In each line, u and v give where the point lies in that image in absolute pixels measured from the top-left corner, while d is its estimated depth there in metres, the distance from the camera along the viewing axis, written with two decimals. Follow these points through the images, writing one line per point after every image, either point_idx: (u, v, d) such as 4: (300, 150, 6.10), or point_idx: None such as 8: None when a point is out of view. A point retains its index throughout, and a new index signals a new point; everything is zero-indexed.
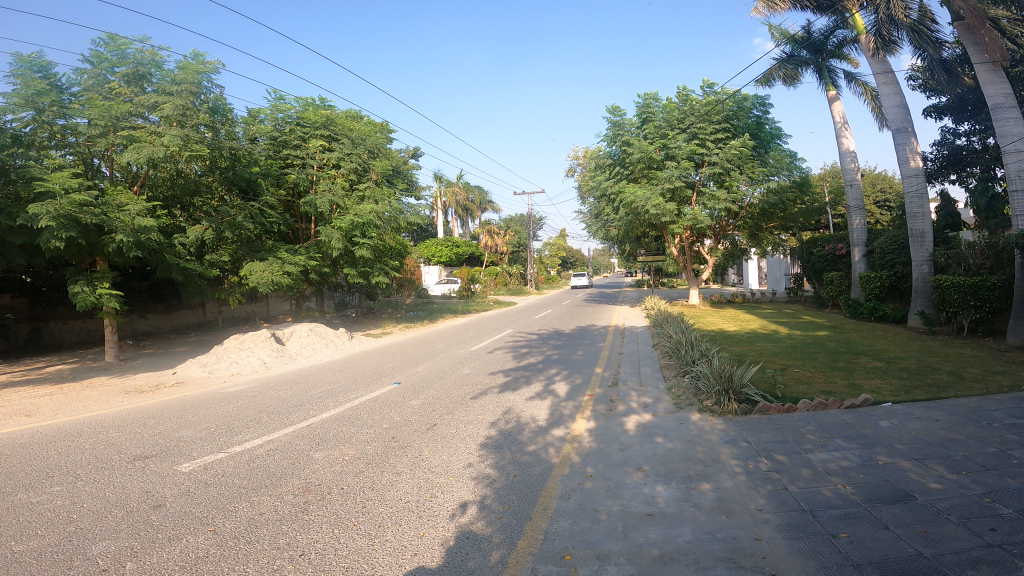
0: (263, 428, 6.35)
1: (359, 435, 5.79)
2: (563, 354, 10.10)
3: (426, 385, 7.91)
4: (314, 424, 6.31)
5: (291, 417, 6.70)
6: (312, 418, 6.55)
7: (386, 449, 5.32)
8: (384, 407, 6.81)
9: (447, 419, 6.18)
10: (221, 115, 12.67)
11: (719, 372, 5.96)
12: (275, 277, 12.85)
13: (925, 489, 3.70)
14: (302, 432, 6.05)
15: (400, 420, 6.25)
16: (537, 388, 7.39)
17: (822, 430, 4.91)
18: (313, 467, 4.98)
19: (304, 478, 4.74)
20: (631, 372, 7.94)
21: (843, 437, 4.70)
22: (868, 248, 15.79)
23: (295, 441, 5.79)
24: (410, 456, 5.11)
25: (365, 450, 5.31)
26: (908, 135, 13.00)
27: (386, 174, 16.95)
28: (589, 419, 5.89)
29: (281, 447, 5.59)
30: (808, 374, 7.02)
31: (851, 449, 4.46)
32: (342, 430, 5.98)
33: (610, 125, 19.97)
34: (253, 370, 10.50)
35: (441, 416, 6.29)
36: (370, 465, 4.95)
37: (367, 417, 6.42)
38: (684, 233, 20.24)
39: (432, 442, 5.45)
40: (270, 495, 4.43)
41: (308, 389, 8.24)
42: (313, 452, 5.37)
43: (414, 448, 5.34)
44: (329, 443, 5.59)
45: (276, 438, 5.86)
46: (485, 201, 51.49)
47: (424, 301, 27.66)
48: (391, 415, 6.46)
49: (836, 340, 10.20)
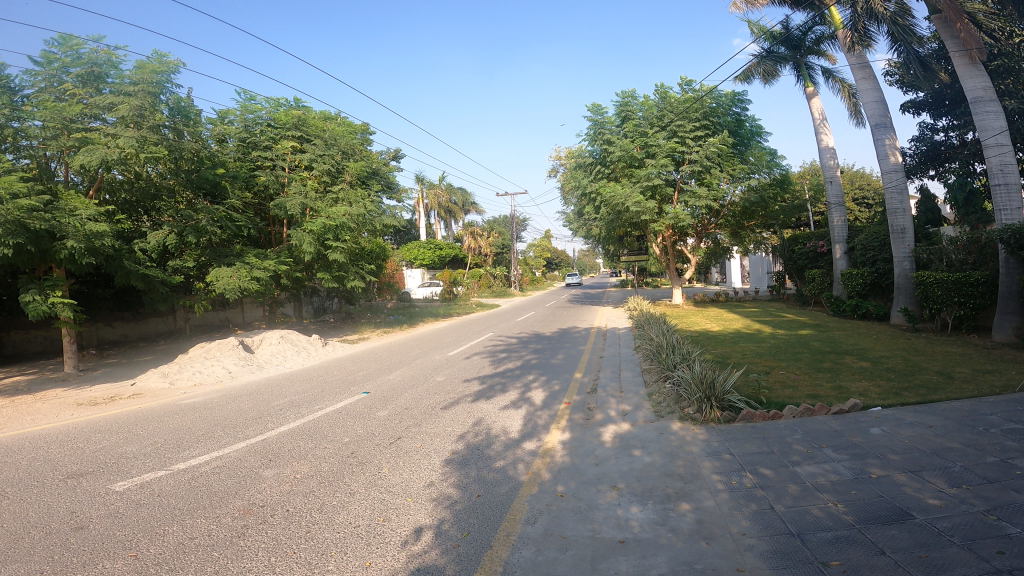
0: (214, 443, 5.89)
1: (316, 450, 5.35)
2: (542, 359, 9.72)
3: (395, 394, 7.49)
4: (269, 439, 5.86)
5: (247, 430, 6.25)
6: (269, 432, 6.10)
7: (344, 466, 4.91)
8: (348, 420, 6.37)
9: (413, 431, 5.78)
10: (183, 116, 12.08)
11: (702, 376, 5.62)
12: (242, 282, 12.23)
13: (923, 506, 3.39)
14: (255, 447, 5.60)
15: (362, 433, 5.82)
16: (511, 396, 7.01)
17: (809, 440, 4.61)
18: (259, 487, 4.55)
19: (247, 499, 4.32)
20: (611, 378, 7.59)
21: (832, 448, 4.40)
22: (850, 245, 15.70)
23: (246, 458, 5.34)
24: (367, 474, 4.71)
25: (319, 468, 4.89)
26: (887, 131, 12.91)
27: (362, 175, 16.47)
28: (564, 430, 5.53)
29: (229, 464, 5.16)
30: (794, 377, 6.76)
31: (841, 461, 4.16)
32: (297, 446, 5.54)
33: (590, 124, 19.75)
34: (216, 380, 9.95)
35: (407, 429, 5.89)
36: (322, 484, 4.53)
37: (329, 430, 6.00)
38: (666, 232, 20.07)
39: (393, 458, 5.05)
40: (207, 517, 4.01)
41: (271, 400, 7.77)
42: (262, 470, 4.94)
43: (373, 464, 4.94)
44: (282, 460, 5.16)
45: (225, 455, 5.41)
46: (469, 203, 51.05)
47: (407, 305, 27.14)
48: (354, 428, 6.04)
49: (821, 340, 9.96)
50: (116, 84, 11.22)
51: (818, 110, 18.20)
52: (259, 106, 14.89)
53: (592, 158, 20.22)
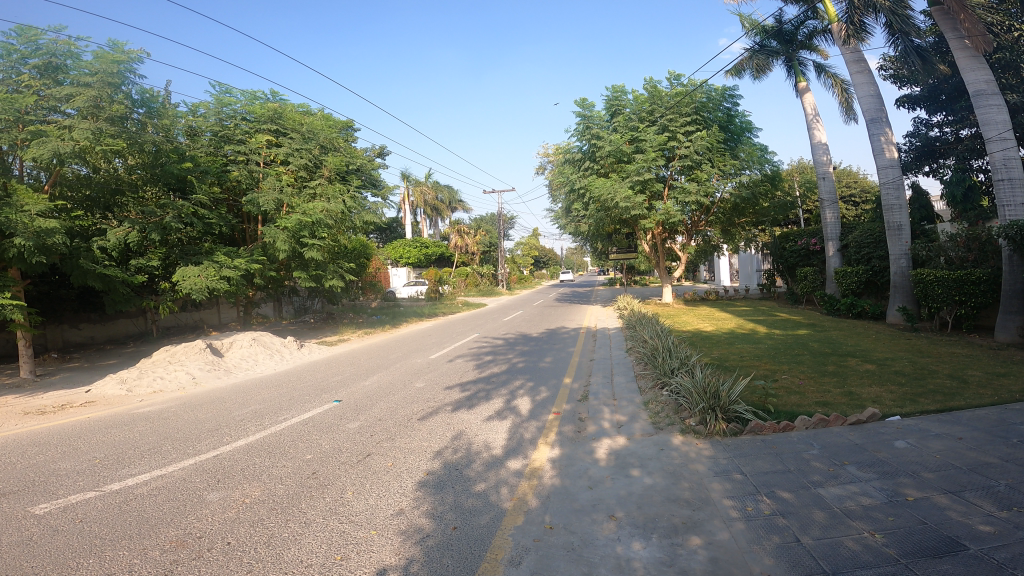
0: (159, 461, 5.28)
1: (272, 470, 4.76)
2: (529, 362, 9.17)
3: (369, 402, 6.88)
4: (222, 455, 5.26)
5: (199, 446, 5.65)
6: (223, 447, 5.50)
7: (301, 489, 4.32)
8: (313, 433, 5.76)
9: (385, 447, 5.20)
10: (149, 110, 11.45)
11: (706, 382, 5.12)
12: (210, 282, 11.50)
13: (975, 534, 3.00)
14: (204, 466, 5.02)
15: (328, 449, 5.22)
16: (495, 405, 6.45)
17: (829, 455, 4.16)
18: (199, 514, 4.00)
19: (182, 528, 3.77)
20: (603, 384, 7.06)
21: (857, 465, 3.96)
22: (843, 242, 15.37)
23: (192, 478, 4.77)
24: (328, 499, 4.13)
25: (273, 491, 4.31)
26: (883, 126, 12.59)
27: (341, 170, 15.76)
28: (554, 445, 4.99)
29: (171, 485, 4.61)
30: (800, 382, 6.30)
31: (869, 481, 3.73)
32: (252, 464, 4.95)
33: (578, 118, 19.24)
34: (178, 387, 9.23)
35: (379, 444, 5.31)
36: (274, 511, 3.97)
37: (291, 445, 5.40)
38: (655, 229, 19.66)
39: (360, 479, 4.47)
40: (132, 550, 3.47)
41: (233, 410, 7.13)
42: (206, 493, 4.37)
43: (335, 486, 4.36)
44: (230, 481, 4.57)
45: (168, 475, 4.86)
46: (455, 201, 50.29)
47: (391, 305, 26.40)
48: (320, 442, 5.45)
49: (820, 340, 9.54)
50: (75, 75, 10.40)
51: (810, 105, 17.88)
52: (234, 98, 14.14)
53: (580, 154, 19.75)
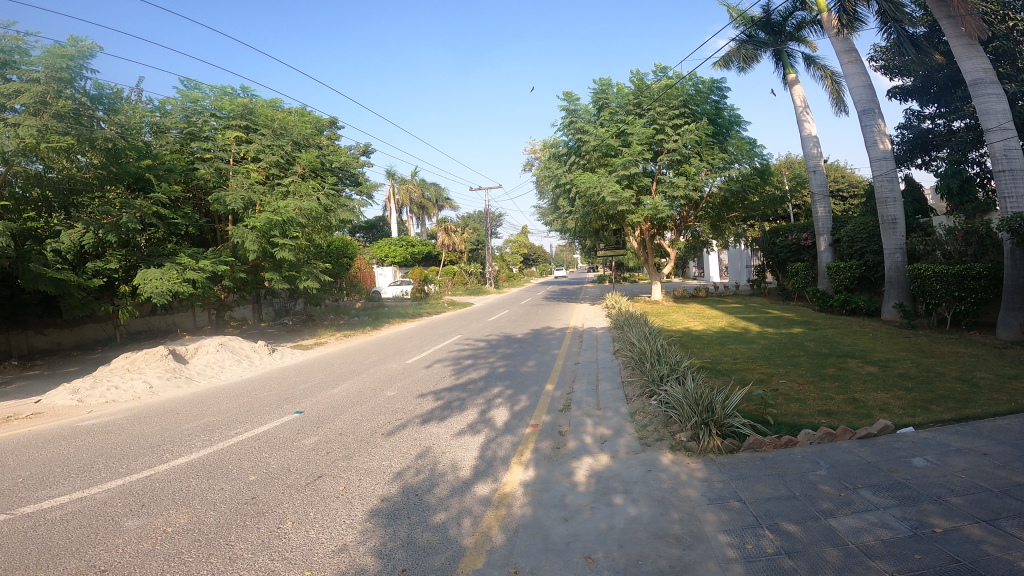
0: (86, 481, 4.75)
1: (207, 493, 4.26)
2: (510, 366, 8.64)
3: (333, 414, 6.31)
4: (154, 477, 4.75)
5: (134, 465, 5.11)
6: (158, 467, 4.97)
7: (233, 517, 3.82)
8: (263, 450, 5.20)
9: (340, 467, 4.66)
10: (103, 104, 10.78)
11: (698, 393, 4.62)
12: (172, 285, 10.83)
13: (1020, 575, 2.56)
14: (132, 488, 4.52)
15: (275, 470, 4.67)
16: (469, 416, 5.91)
17: (838, 477, 3.74)
18: (110, 543, 3.55)
19: (85, 561, 3.33)
20: (588, 391, 6.55)
21: (871, 489, 3.53)
22: (835, 237, 15.00)
23: (115, 502, 4.29)
24: (262, 531, 3.61)
25: (201, 519, 3.83)
26: (876, 116, 12.20)
27: (316, 167, 15.09)
28: (528, 465, 4.48)
29: (90, 509, 4.14)
30: (799, 388, 5.86)
31: (888, 508, 3.28)
32: (185, 486, 4.45)
33: (564, 112, 18.70)
34: (133, 397, 8.56)
35: (334, 463, 4.76)
36: (196, 543, 3.50)
37: (234, 465, 4.86)
38: (644, 225, 19.20)
39: (305, 506, 3.95)
40: None
41: (184, 422, 6.54)
42: (125, 519, 3.93)
43: (274, 514, 3.85)
44: (156, 505, 4.11)
45: (89, 497, 4.38)
46: (443, 198, 49.53)
47: (375, 305, 25.73)
48: (268, 461, 4.89)
49: (815, 340, 9.10)
50: (25, 72, 9.58)
51: (800, 97, 17.52)
52: (203, 93, 13.45)
53: (566, 149, 19.23)
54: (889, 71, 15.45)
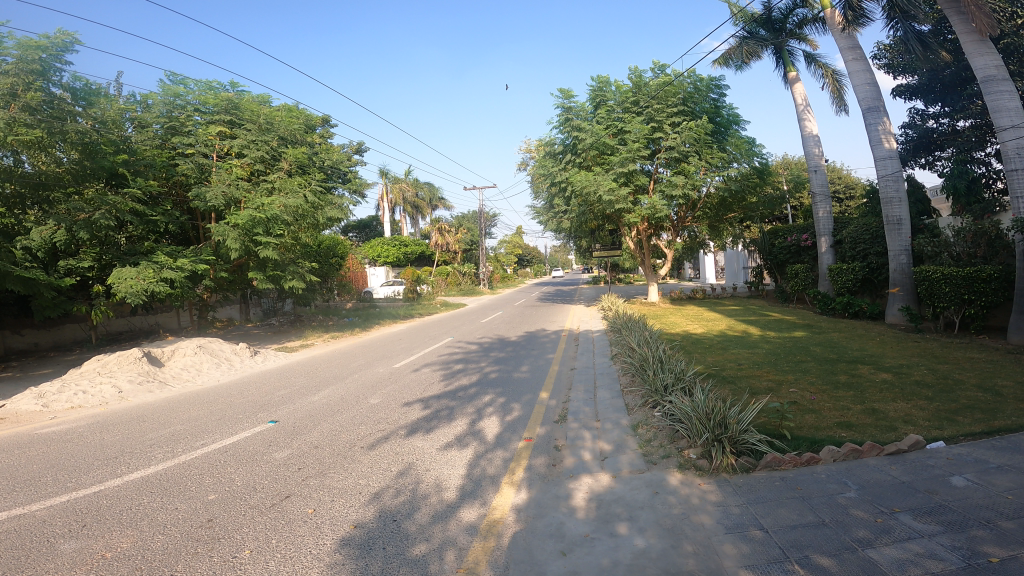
0: (29, 496, 4.29)
1: (157, 514, 3.86)
2: (503, 371, 8.19)
3: (310, 424, 5.84)
4: (104, 494, 4.32)
5: (84, 479, 4.66)
6: (110, 483, 4.53)
7: (183, 544, 3.39)
8: (229, 465, 4.75)
9: (311, 485, 4.21)
10: (74, 94, 10.15)
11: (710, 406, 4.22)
12: (147, 284, 10.30)
13: None
14: (76, 506, 4.09)
15: (238, 488, 4.24)
16: (457, 428, 5.47)
17: (871, 501, 3.44)
18: (39, 570, 3.13)
19: None
20: (585, 400, 6.12)
21: (911, 513, 3.25)
22: (836, 238, 14.67)
23: (54, 521, 3.86)
24: (214, 561, 3.17)
25: (147, 544, 3.41)
26: (881, 115, 11.89)
27: (303, 164, 14.60)
28: (521, 486, 4.05)
29: (26, 528, 3.72)
30: (813, 398, 5.49)
31: (933, 536, 2.99)
32: (135, 505, 4.05)
33: (560, 109, 18.29)
34: (101, 403, 8.03)
35: (304, 480, 4.31)
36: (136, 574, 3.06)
37: (194, 483, 4.42)
38: (641, 224, 18.82)
39: (266, 530, 3.52)
40: None
41: (148, 432, 6.06)
42: (60, 542, 3.51)
43: (230, 540, 3.42)
44: (99, 527, 3.70)
45: (28, 514, 3.94)
46: (437, 198, 48.97)
47: (366, 305, 25.20)
48: (232, 478, 4.44)
49: (821, 344, 8.71)
50: None
51: (801, 96, 17.20)
52: (186, 87, 12.94)
53: (562, 147, 18.82)
54: (893, 69, 15.34)
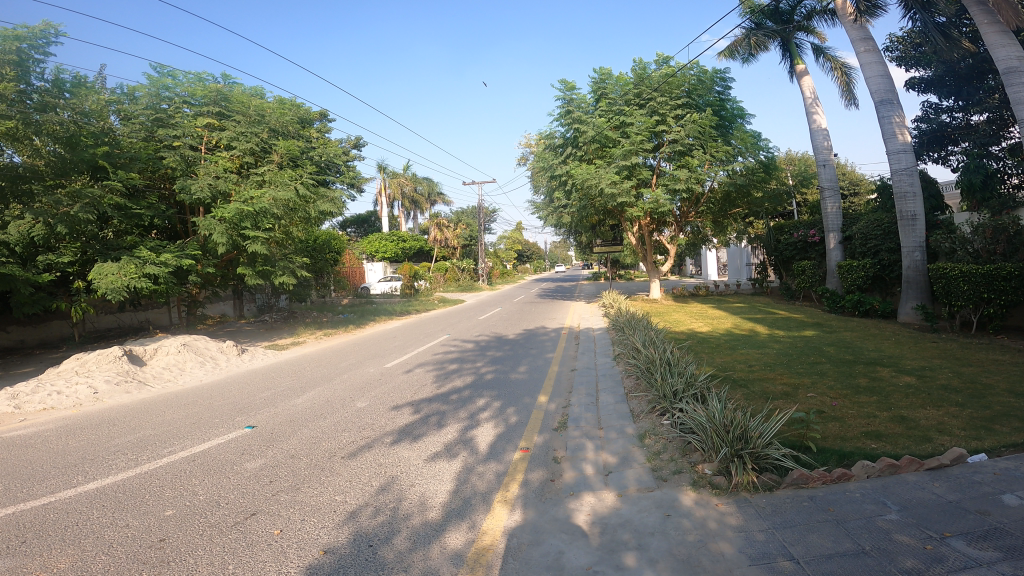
0: None
1: (105, 531, 3.52)
2: (499, 372, 7.75)
3: (289, 431, 5.41)
4: (52, 506, 3.97)
5: (36, 489, 4.30)
6: (62, 494, 4.18)
7: (128, 568, 3.01)
8: (195, 476, 4.36)
9: (281, 500, 3.82)
10: (55, 84, 9.80)
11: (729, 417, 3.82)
12: (128, 280, 9.86)
13: None
14: (18, 520, 3.74)
15: (199, 503, 3.86)
16: (446, 436, 5.03)
17: (915, 524, 3.05)
18: None
19: None
20: (586, 405, 5.69)
21: (963, 538, 2.86)
22: (845, 234, 14.21)
23: None
24: None
25: (87, 567, 3.04)
26: (895, 107, 11.44)
27: (295, 157, 14.12)
28: (515, 505, 3.63)
29: None
30: (835, 405, 5.08)
31: (994, 566, 2.61)
32: (83, 520, 3.70)
33: (561, 101, 17.81)
34: (74, 405, 7.61)
35: (273, 495, 3.90)
36: None
37: (152, 497, 4.05)
38: (643, 219, 18.35)
39: (223, 553, 3.13)
40: None
41: (115, 438, 5.67)
42: None
43: (181, 564, 3.04)
44: (38, 543, 3.36)
45: None
46: (436, 193, 48.46)
47: (363, 302, 24.75)
48: (194, 492, 4.06)
49: (834, 345, 8.28)
50: None
51: (809, 89, 16.71)
52: (175, 78, 12.51)
53: (563, 140, 18.35)
54: (905, 62, 15.21)
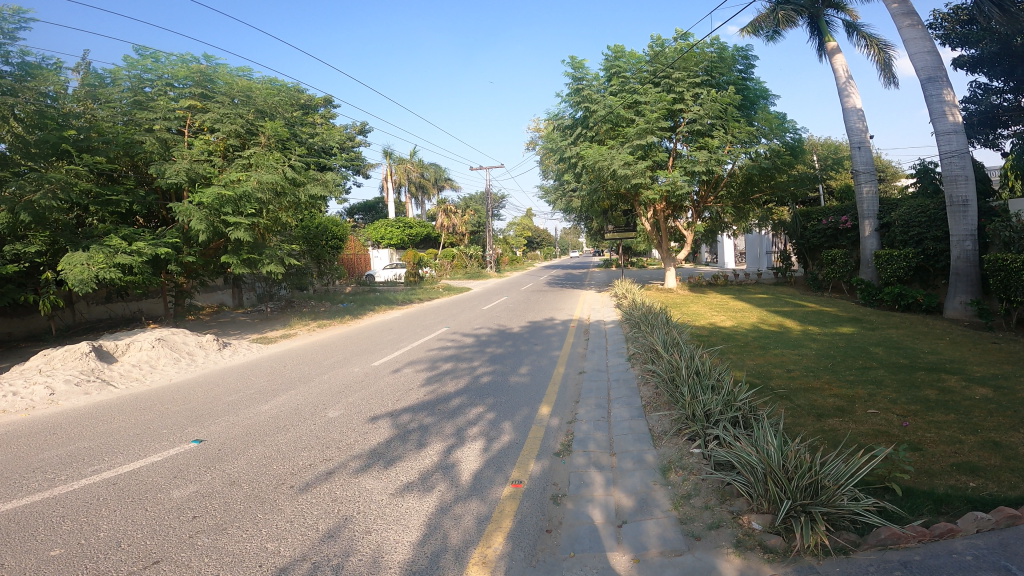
0: None
1: None
2: (498, 374, 6.83)
3: (239, 449, 4.55)
4: None
5: None
6: None
7: None
8: (105, 507, 3.60)
9: (194, 545, 3.04)
10: (17, 72, 8.63)
11: (792, 458, 2.90)
12: (97, 271, 9.05)
13: None
14: None
15: (95, 543, 3.12)
16: (424, 459, 4.14)
17: None
18: None
19: None
20: (596, 420, 4.77)
21: None
22: (881, 220, 13.03)
23: None
24: None
25: None
26: (943, 85, 10.21)
27: (286, 141, 13.17)
28: (498, 569, 2.74)
29: None
30: (907, 428, 4.11)
31: None
32: None
33: (570, 79, 16.65)
34: (27, 408, 6.79)
35: (189, 538, 3.12)
36: None
37: (45, 532, 3.30)
38: (658, 204, 17.24)
39: None
40: None
41: (41, 453, 4.83)
42: None
43: None
44: None
45: None
46: (443, 178, 47.42)
47: (366, 290, 23.94)
48: (95, 529, 3.30)
49: (882, 345, 7.25)
50: None
51: (841, 68, 15.42)
52: (156, 59, 11.56)
53: (573, 121, 17.19)
54: (950, 39, 13.94)
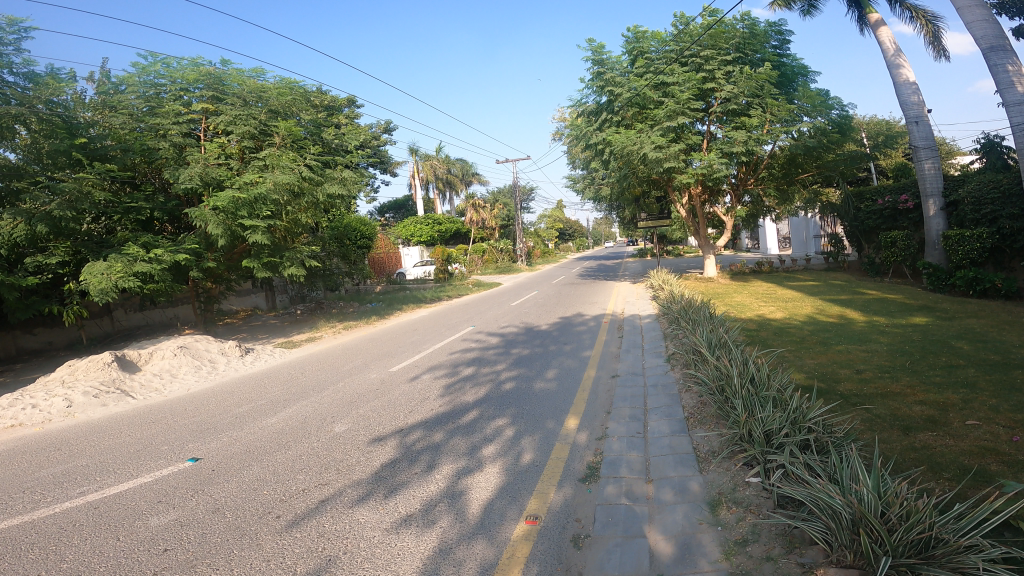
0: None
1: None
2: (522, 380, 6.22)
3: (231, 470, 4.12)
4: None
5: None
6: None
7: None
8: (76, 533, 3.22)
9: None
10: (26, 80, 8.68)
11: (898, 506, 2.21)
12: (116, 280, 8.93)
13: None
14: None
15: None
16: (430, 486, 3.60)
17: None
18: None
19: None
20: (629, 437, 4.13)
21: None
22: (948, 199, 11.72)
23: None
24: None
25: None
26: (1008, 54, 8.95)
27: (302, 143, 12.91)
28: None
29: None
30: (1019, 444, 3.29)
31: None
32: None
33: (592, 63, 15.75)
34: (43, 421, 6.64)
35: None
36: None
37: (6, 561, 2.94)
38: (694, 188, 16.21)
39: None
40: None
41: (33, 472, 4.53)
42: None
43: None
44: None
45: None
46: (470, 173, 47.08)
47: (397, 289, 23.75)
48: (56, 561, 2.91)
49: (964, 338, 6.27)
50: None
51: (887, 40, 14.06)
52: (167, 64, 11.35)
53: (598, 106, 16.30)
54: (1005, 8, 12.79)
